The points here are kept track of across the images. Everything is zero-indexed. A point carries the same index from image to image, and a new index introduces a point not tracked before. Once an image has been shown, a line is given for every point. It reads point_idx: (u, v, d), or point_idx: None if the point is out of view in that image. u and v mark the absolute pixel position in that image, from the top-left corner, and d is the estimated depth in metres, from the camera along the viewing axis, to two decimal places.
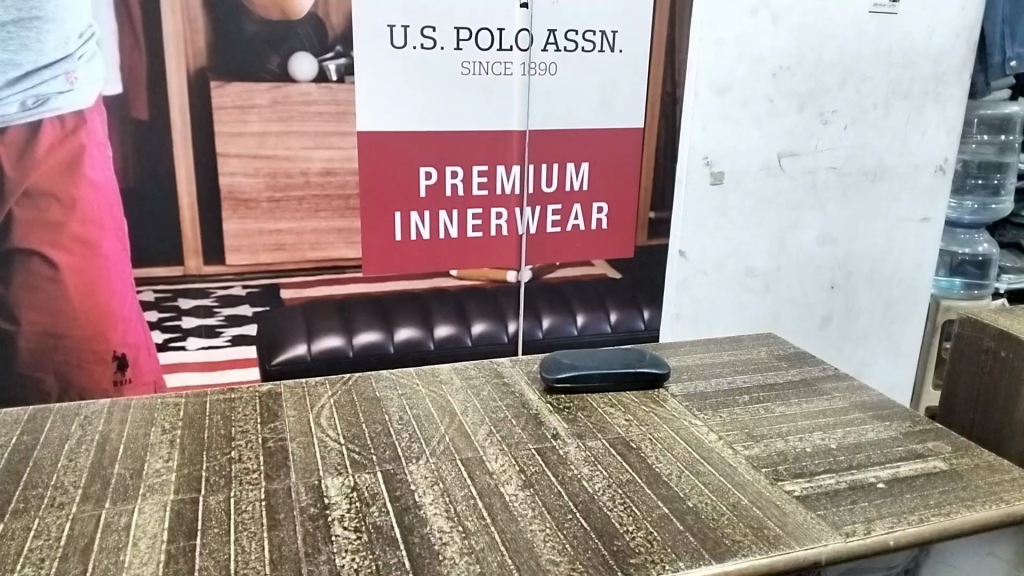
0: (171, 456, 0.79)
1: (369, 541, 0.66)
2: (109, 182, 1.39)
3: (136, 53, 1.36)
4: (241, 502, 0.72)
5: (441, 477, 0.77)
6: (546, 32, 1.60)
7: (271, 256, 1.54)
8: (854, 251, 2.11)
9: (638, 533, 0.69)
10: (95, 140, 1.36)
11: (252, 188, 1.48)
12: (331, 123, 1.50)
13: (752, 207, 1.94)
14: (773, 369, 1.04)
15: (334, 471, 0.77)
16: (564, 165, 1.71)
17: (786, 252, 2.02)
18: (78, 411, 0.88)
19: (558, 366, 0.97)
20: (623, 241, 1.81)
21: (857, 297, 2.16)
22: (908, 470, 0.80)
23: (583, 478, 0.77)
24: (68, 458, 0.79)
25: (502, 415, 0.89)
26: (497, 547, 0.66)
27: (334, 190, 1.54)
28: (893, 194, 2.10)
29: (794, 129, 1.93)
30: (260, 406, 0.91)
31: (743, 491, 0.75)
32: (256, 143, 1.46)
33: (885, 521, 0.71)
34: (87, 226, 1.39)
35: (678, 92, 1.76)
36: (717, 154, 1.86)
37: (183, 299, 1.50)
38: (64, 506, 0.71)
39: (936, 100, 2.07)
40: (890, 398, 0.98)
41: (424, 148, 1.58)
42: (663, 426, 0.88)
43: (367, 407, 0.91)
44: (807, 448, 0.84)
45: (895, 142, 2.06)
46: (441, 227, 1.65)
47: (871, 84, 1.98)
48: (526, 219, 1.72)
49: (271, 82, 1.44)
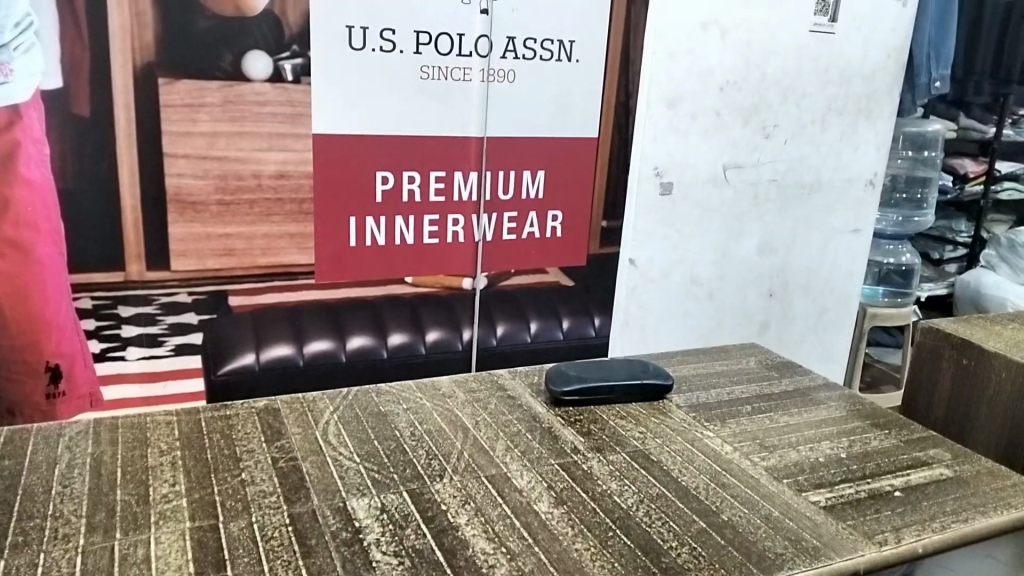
0: (177, 480, 0.74)
1: (413, 566, 0.63)
2: (45, 181, 1.30)
3: (79, 46, 1.29)
4: (266, 529, 0.67)
5: (471, 495, 0.74)
6: (505, 39, 1.59)
7: (219, 262, 1.46)
8: (792, 260, 2.18)
9: (683, 550, 0.68)
10: (31, 137, 1.27)
11: (200, 190, 1.41)
12: (286, 125, 1.44)
13: (701, 217, 1.98)
14: (767, 379, 1.06)
15: (357, 492, 0.73)
16: (521, 172, 1.70)
17: (730, 260, 2.07)
18: (60, 432, 0.81)
19: (565, 378, 0.95)
20: (576, 248, 1.82)
21: (792, 304, 2.24)
22: (919, 478, 0.83)
23: (613, 494, 0.76)
24: (62, 484, 0.72)
25: (516, 429, 0.87)
26: (547, 568, 0.64)
27: (287, 193, 1.48)
28: (827, 206, 2.18)
29: (740, 142, 1.98)
30: (261, 423, 0.86)
31: (773, 503, 0.76)
32: (206, 144, 1.39)
33: (912, 529, 0.73)
34: (21, 228, 1.30)
35: (631, 102, 1.78)
36: (667, 165, 1.88)
37: (123, 307, 1.41)
38: (70, 538, 0.65)
39: (868, 117, 2.17)
40: (877, 405, 1.01)
41: (380, 152, 1.54)
42: (678, 438, 0.88)
43: (374, 422, 0.87)
44: (820, 458, 0.86)
45: (830, 157, 2.14)
46: (397, 233, 1.61)
47: (810, 100, 2.05)
48: (482, 226, 1.70)
49: (223, 81, 1.38)
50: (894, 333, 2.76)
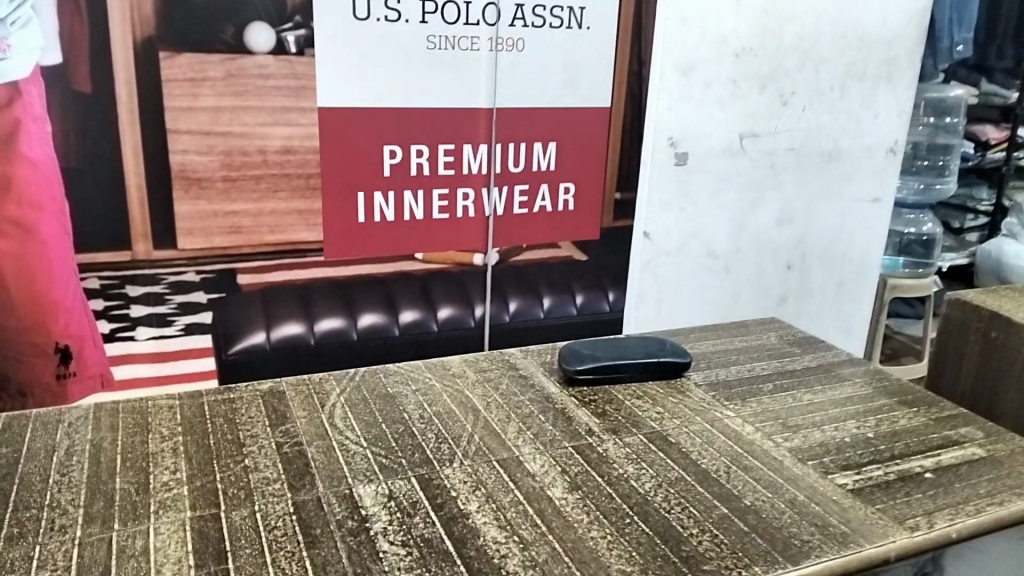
0: (179, 467, 0.71)
1: (422, 557, 0.61)
2: (48, 160, 1.27)
3: (77, 21, 1.25)
4: (269, 518, 0.65)
5: (482, 481, 0.71)
6: (513, 7, 1.54)
7: (225, 240, 1.43)
8: (811, 231, 2.13)
9: (704, 537, 0.65)
10: (32, 115, 1.24)
11: (205, 167, 1.38)
12: (290, 98, 1.40)
13: (717, 188, 1.93)
14: (789, 356, 1.02)
15: (364, 479, 0.71)
16: (532, 144, 1.66)
17: (747, 231, 2.02)
18: (59, 418, 0.79)
19: (579, 357, 0.92)
20: (590, 221, 1.78)
21: (811, 276, 2.19)
22: (950, 458, 0.79)
23: (630, 478, 0.73)
24: (60, 473, 0.70)
25: (528, 411, 0.84)
26: (561, 558, 0.62)
27: (293, 169, 1.44)
28: (846, 176, 2.12)
29: (756, 110, 1.92)
30: (265, 407, 0.83)
31: (798, 487, 0.73)
32: (210, 119, 1.36)
33: (945, 513, 0.70)
34: (25, 208, 1.27)
35: (644, 71, 1.73)
36: (682, 135, 1.84)
37: (131, 286, 1.39)
38: (66, 529, 0.62)
39: (889, 83, 2.10)
40: (906, 382, 0.97)
41: (387, 126, 1.50)
42: (697, 418, 0.84)
43: (382, 405, 0.85)
44: (846, 439, 0.82)
45: (849, 124, 2.08)
46: (406, 208, 1.58)
47: (829, 66, 1.98)
48: (493, 200, 1.66)
49: (224, 55, 1.34)
50: (914, 304, 2.71)
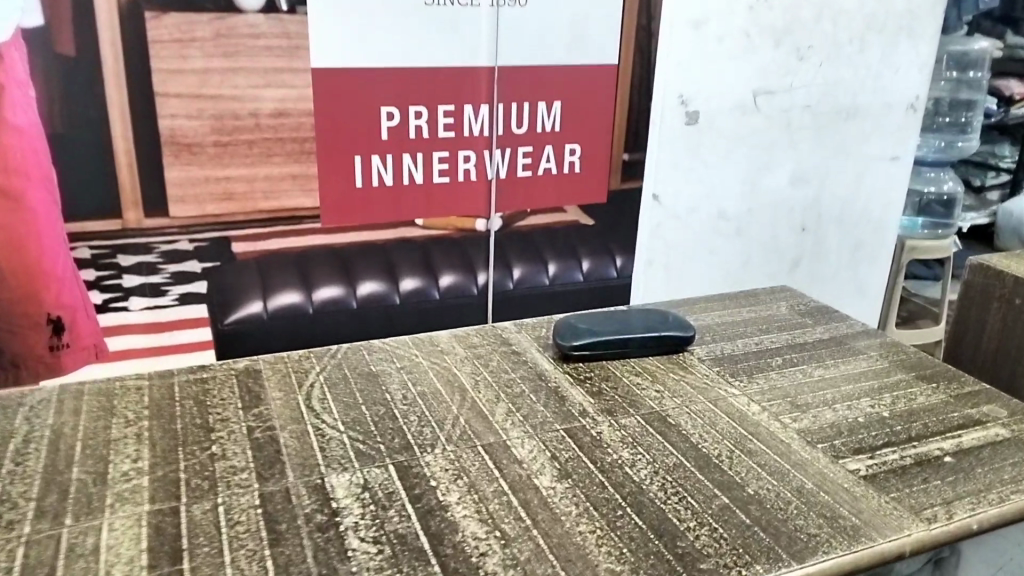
0: (141, 455, 0.67)
1: (394, 556, 0.56)
2: (33, 126, 1.22)
3: None
4: (232, 512, 0.60)
5: (464, 469, 0.66)
6: None
7: (218, 207, 1.38)
8: (826, 191, 2.05)
9: (703, 531, 0.60)
10: (13, 79, 1.19)
11: (195, 132, 1.32)
12: (282, 59, 1.33)
13: (729, 148, 1.86)
14: (800, 327, 0.96)
15: (338, 467, 0.66)
16: (535, 104, 1.59)
17: (760, 193, 1.95)
18: (20, 402, 0.75)
19: (574, 331, 0.86)
20: (596, 183, 1.71)
21: (826, 238, 2.11)
22: (971, 439, 0.73)
23: (624, 465, 0.67)
24: (14, 462, 0.66)
25: (518, 390, 0.79)
26: (545, 555, 0.57)
27: (286, 133, 1.38)
28: (864, 134, 2.04)
29: (771, 66, 1.83)
30: (239, 388, 0.78)
31: (806, 473, 0.67)
32: (199, 81, 1.29)
33: (965, 502, 0.64)
34: (9, 175, 1.22)
35: (653, 26, 1.64)
36: (693, 92, 1.75)
37: (123, 256, 1.33)
38: (14, 526, 0.58)
39: (910, 36, 2.00)
40: (925, 355, 0.91)
41: (383, 86, 1.44)
42: (699, 397, 0.79)
43: (364, 384, 0.80)
44: (859, 419, 0.76)
45: (868, 80, 1.98)
46: (405, 171, 1.52)
47: (847, 19, 1.89)
48: (495, 163, 1.60)
49: (213, 13, 1.27)
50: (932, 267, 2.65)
